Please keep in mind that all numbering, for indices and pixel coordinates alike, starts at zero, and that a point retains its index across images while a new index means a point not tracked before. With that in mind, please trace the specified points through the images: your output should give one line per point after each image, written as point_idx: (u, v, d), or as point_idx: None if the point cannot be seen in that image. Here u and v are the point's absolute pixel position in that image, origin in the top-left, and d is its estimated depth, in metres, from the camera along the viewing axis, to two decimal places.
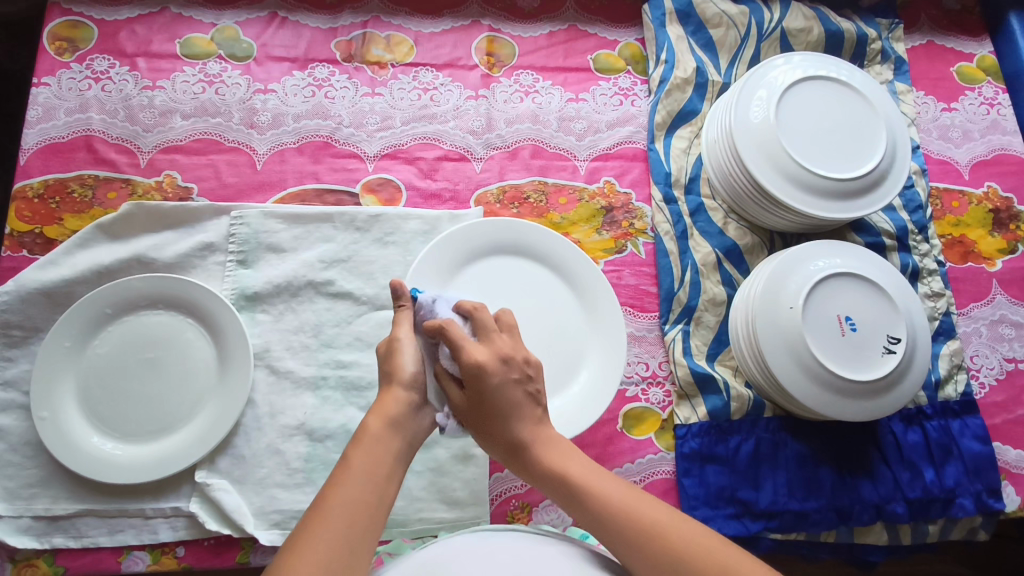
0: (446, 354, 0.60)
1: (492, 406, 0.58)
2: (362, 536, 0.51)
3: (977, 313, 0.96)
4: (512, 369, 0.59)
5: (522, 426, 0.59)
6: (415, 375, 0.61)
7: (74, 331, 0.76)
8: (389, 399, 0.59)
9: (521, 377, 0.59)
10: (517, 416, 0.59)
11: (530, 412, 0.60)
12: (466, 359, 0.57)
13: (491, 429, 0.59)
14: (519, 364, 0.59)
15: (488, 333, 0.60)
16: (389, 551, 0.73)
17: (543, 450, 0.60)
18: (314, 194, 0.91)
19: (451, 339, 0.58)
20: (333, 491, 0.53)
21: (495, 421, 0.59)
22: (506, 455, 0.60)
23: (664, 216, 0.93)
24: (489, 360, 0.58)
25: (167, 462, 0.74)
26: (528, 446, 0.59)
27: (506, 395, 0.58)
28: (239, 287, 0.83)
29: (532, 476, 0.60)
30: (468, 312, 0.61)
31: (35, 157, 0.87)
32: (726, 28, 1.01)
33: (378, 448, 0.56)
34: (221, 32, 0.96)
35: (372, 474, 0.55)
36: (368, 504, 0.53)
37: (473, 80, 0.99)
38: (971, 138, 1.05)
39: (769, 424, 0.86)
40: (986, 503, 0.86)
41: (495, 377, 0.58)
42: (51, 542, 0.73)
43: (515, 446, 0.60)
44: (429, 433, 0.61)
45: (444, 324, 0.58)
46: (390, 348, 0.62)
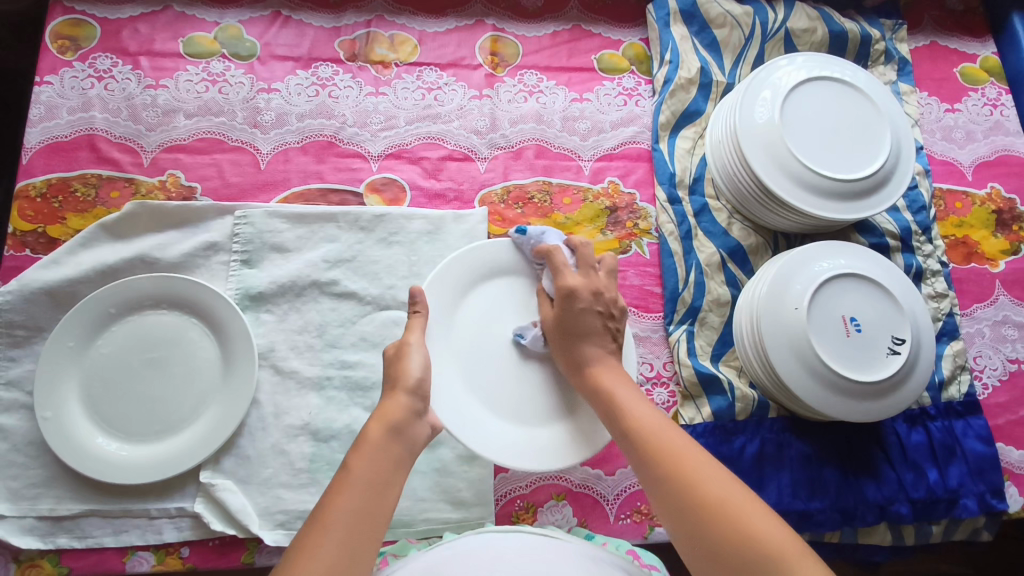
0: (548, 280, 0.78)
1: (574, 321, 0.73)
2: (366, 537, 0.52)
3: (980, 314, 0.96)
4: (598, 302, 0.74)
5: (591, 347, 0.72)
6: (419, 379, 0.65)
7: (78, 331, 0.76)
8: (392, 405, 0.62)
9: (604, 311, 0.74)
10: (590, 336, 0.73)
11: (603, 340, 0.73)
12: (564, 280, 0.74)
13: (567, 342, 0.73)
14: (606, 301, 0.74)
15: (588, 266, 0.76)
16: (395, 552, 0.71)
17: (605, 371, 0.71)
18: (318, 193, 0.90)
19: (555, 263, 0.76)
20: (335, 495, 0.54)
21: (572, 336, 0.73)
22: (571, 369, 0.73)
23: (668, 217, 0.93)
24: (581, 287, 0.74)
25: (172, 463, 0.74)
26: (596, 364, 0.71)
27: (588, 317, 0.73)
28: (243, 286, 0.83)
29: (596, 395, 0.69)
30: (575, 246, 0.77)
31: (38, 156, 0.86)
32: (730, 28, 1.01)
33: (378, 455, 0.57)
34: (225, 30, 0.95)
35: (373, 477, 0.56)
36: (370, 505, 0.54)
37: (477, 79, 0.98)
38: (974, 139, 1.06)
39: (773, 424, 0.86)
40: (989, 504, 0.86)
41: (582, 300, 0.73)
42: (55, 542, 0.73)
43: (583, 362, 0.72)
44: (431, 438, 0.65)
45: (552, 249, 0.76)
46: (399, 352, 0.68)
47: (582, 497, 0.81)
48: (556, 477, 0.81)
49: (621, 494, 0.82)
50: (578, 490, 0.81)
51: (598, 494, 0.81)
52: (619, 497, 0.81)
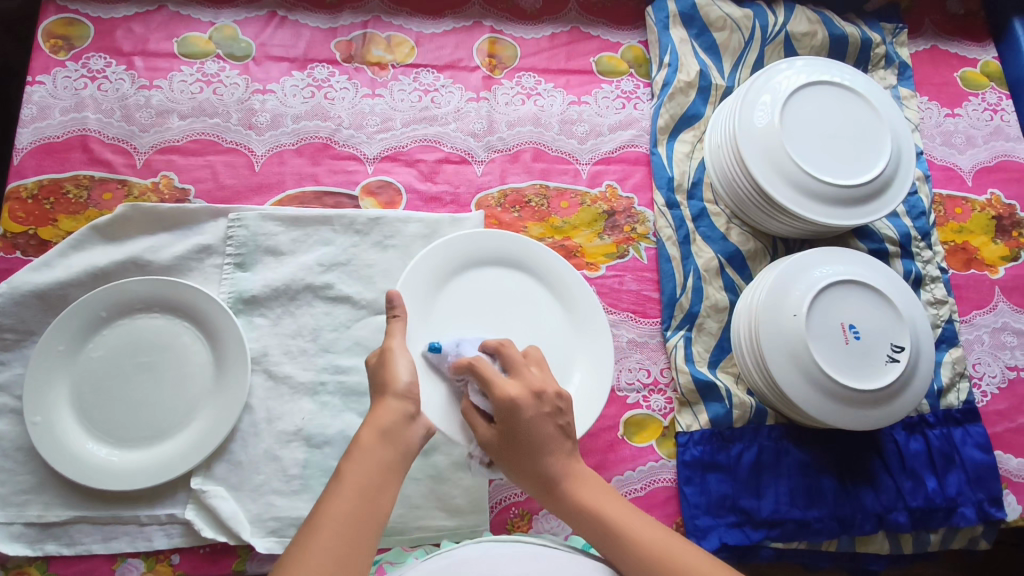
0: (478, 394, 0.64)
1: (527, 439, 0.59)
2: (355, 552, 0.50)
3: (980, 321, 0.96)
4: (544, 403, 0.61)
5: (551, 462, 0.60)
6: (409, 384, 0.61)
7: (68, 334, 0.75)
8: (382, 410, 0.59)
9: (552, 411, 0.61)
10: (546, 451, 0.60)
11: (560, 445, 0.61)
12: (499, 393, 0.59)
13: (523, 464, 0.60)
14: (550, 398, 0.61)
15: (517, 368, 0.63)
16: (391, 559, 0.71)
17: (581, 487, 0.61)
18: (313, 196, 0.89)
19: (482, 376, 0.61)
20: (324, 508, 0.52)
21: (530, 458, 0.60)
22: (544, 495, 0.61)
23: (666, 221, 0.92)
24: (522, 395, 0.60)
25: (162, 469, 0.73)
26: (567, 481, 0.61)
27: (539, 427, 0.60)
28: (236, 290, 0.82)
29: (584, 524, 0.60)
30: (495, 350, 0.65)
31: (30, 157, 0.85)
32: (729, 31, 1.00)
33: (368, 462, 0.55)
34: (220, 30, 0.94)
35: (363, 487, 0.53)
36: (358, 516, 0.52)
37: (474, 81, 0.98)
38: (974, 145, 1.05)
39: (771, 432, 0.85)
40: (987, 512, 0.85)
41: (527, 410, 0.59)
42: (43, 549, 0.72)
43: (550, 481, 0.60)
44: (428, 439, 0.61)
45: (474, 361, 0.62)
46: (381, 359, 0.62)
47: None
48: None
49: None
50: None
51: None
52: None
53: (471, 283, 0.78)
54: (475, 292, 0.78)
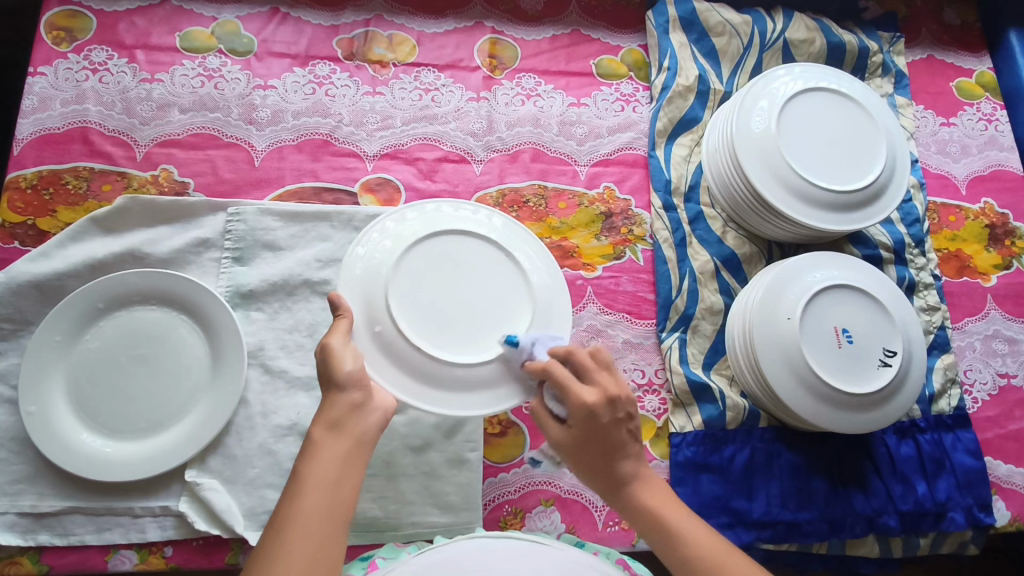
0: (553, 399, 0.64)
1: (599, 441, 0.61)
2: (320, 544, 0.49)
3: (971, 328, 0.96)
4: (618, 409, 0.60)
5: (629, 465, 0.62)
6: (352, 373, 0.58)
7: (65, 325, 0.75)
8: (329, 404, 0.57)
9: (626, 417, 0.61)
10: (624, 453, 0.61)
11: (632, 451, 0.62)
12: (576, 402, 0.60)
13: (597, 464, 0.62)
14: (625, 404, 0.61)
15: (590, 373, 0.62)
16: (383, 555, 0.68)
17: (648, 495, 0.61)
18: (312, 192, 0.90)
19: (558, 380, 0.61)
20: (287, 508, 0.51)
21: (603, 459, 0.61)
22: (607, 492, 0.62)
23: (663, 223, 0.93)
24: (596, 400, 0.60)
25: (157, 461, 0.73)
26: (633, 485, 0.61)
27: (612, 434, 0.61)
28: (234, 284, 0.82)
29: (644, 525, 0.60)
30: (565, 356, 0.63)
31: (30, 147, 0.86)
32: (729, 36, 1.01)
33: (323, 457, 0.54)
34: (222, 26, 0.95)
35: (320, 481, 0.52)
36: (318, 510, 0.51)
37: (475, 81, 0.98)
38: (969, 153, 1.06)
39: (764, 434, 0.86)
40: (977, 517, 0.86)
41: (603, 414, 0.60)
42: (35, 539, 0.72)
43: (618, 484, 0.61)
44: (385, 423, 0.58)
45: (550, 366, 0.62)
46: (325, 351, 0.60)
47: (570, 503, 0.81)
48: (546, 483, 0.81)
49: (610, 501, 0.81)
50: (567, 497, 0.81)
51: (587, 501, 0.81)
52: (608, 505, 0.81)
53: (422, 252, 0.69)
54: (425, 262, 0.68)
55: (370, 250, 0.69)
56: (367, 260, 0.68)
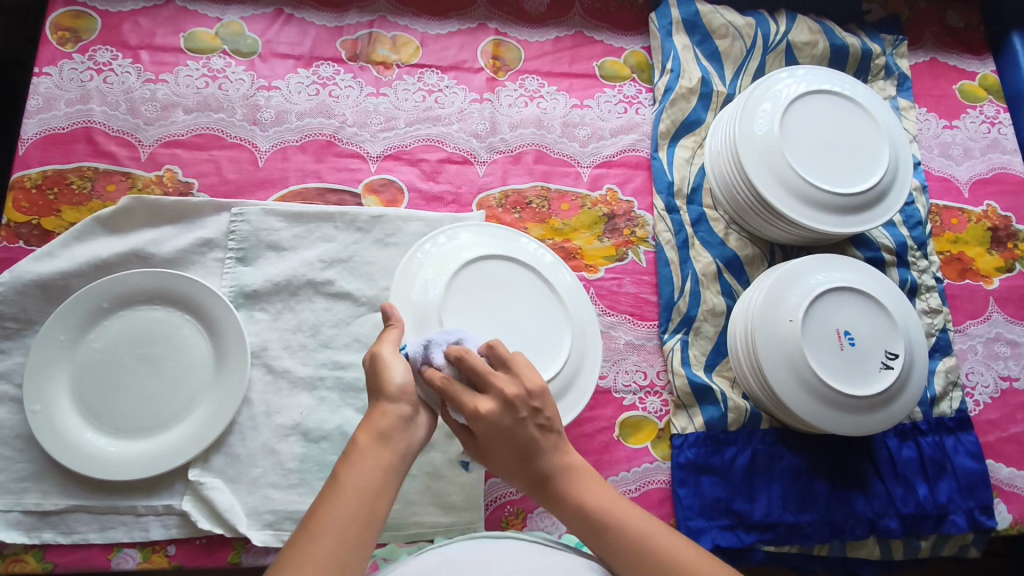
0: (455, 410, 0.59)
1: (509, 445, 0.58)
2: (352, 552, 0.48)
3: (974, 331, 0.96)
4: (520, 409, 0.57)
5: (550, 459, 0.59)
6: (402, 385, 0.57)
7: (69, 324, 0.75)
8: (375, 414, 0.56)
9: (530, 412, 0.57)
10: (535, 451, 0.58)
11: (548, 445, 0.59)
12: (471, 413, 0.56)
13: (516, 465, 0.59)
14: (525, 401, 0.57)
15: (484, 377, 0.57)
16: (386, 556, 0.70)
17: (575, 484, 0.59)
18: (316, 192, 0.90)
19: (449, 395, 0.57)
20: (325, 508, 0.50)
21: (517, 460, 0.59)
22: (533, 489, 0.60)
23: (666, 225, 0.93)
24: (492, 407, 0.56)
25: (161, 460, 0.73)
26: (559, 478, 0.59)
27: (519, 435, 0.57)
28: (237, 284, 0.82)
29: (575, 517, 0.59)
30: (457, 358, 0.58)
31: (35, 147, 0.86)
32: (732, 39, 1.01)
33: (365, 463, 0.52)
34: (227, 26, 0.95)
35: (360, 487, 0.51)
36: (355, 517, 0.50)
37: (478, 83, 0.98)
38: (971, 156, 1.06)
39: (765, 436, 0.86)
40: (978, 520, 0.86)
41: (504, 419, 0.56)
42: (39, 537, 0.72)
43: (544, 480, 0.59)
44: (429, 438, 0.59)
45: (437, 379, 0.57)
46: (375, 363, 0.59)
47: None
48: None
49: None
50: None
51: None
52: None
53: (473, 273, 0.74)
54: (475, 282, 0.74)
55: (426, 269, 0.74)
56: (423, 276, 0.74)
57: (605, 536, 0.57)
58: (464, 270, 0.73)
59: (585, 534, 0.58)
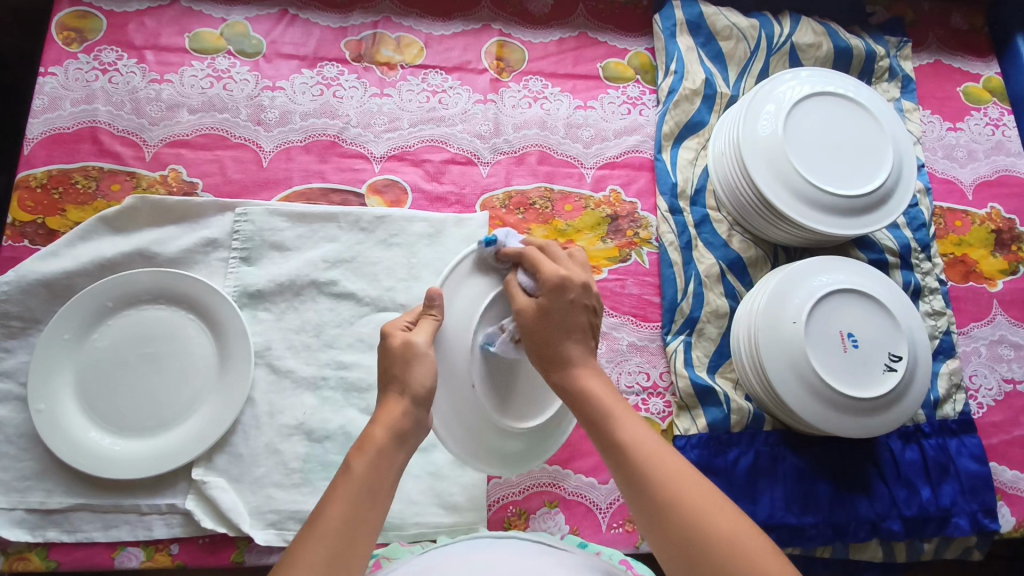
0: (525, 275, 0.66)
1: (562, 316, 0.63)
2: (358, 549, 0.49)
3: (977, 333, 0.96)
4: (587, 296, 0.65)
5: (581, 349, 0.64)
6: (426, 389, 0.59)
7: (74, 323, 0.75)
8: (391, 414, 0.57)
9: (590, 306, 0.65)
10: (579, 335, 0.64)
11: (585, 339, 0.65)
12: (550, 271, 0.64)
13: (552, 342, 0.63)
14: (592, 293, 0.66)
15: (562, 259, 0.67)
16: (389, 554, 0.69)
17: (590, 377, 0.63)
18: (320, 193, 0.90)
19: (534, 257, 0.65)
20: (338, 505, 0.51)
21: (559, 336, 0.63)
22: (554, 374, 0.64)
23: (669, 227, 0.93)
24: (570, 277, 0.65)
25: (166, 459, 0.74)
26: (579, 367, 0.63)
27: (574, 316, 0.64)
28: (241, 284, 0.83)
29: (581, 405, 0.62)
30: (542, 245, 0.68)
31: (40, 147, 0.86)
32: (735, 40, 1.01)
33: (378, 462, 0.54)
34: (231, 27, 0.95)
35: (371, 486, 0.53)
36: (366, 516, 0.51)
37: (482, 84, 0.99)
38: (975, 159, 1.06)
39: (768, 438, 0.86)
40: (981, 523, 0.86)
41: (572, 291, 0.64)
42: (43, 536, 0.73)
43: (565, 364, 0.63)
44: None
45: (529, 248, 0.67)
46: (409, 351, 0.59)
47: (574, 505, 0.81)
48: (550, 485, 0.81)
49: (614, 503, 0.82)
50: (571, 499, 0.81)
51: (591, 502, 0.81)
52: (612, 507, 0.82)
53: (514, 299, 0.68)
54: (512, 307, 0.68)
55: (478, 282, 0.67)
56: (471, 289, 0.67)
57: (602, 427, 0.59)
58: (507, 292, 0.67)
59: (587, 423, 0.61)
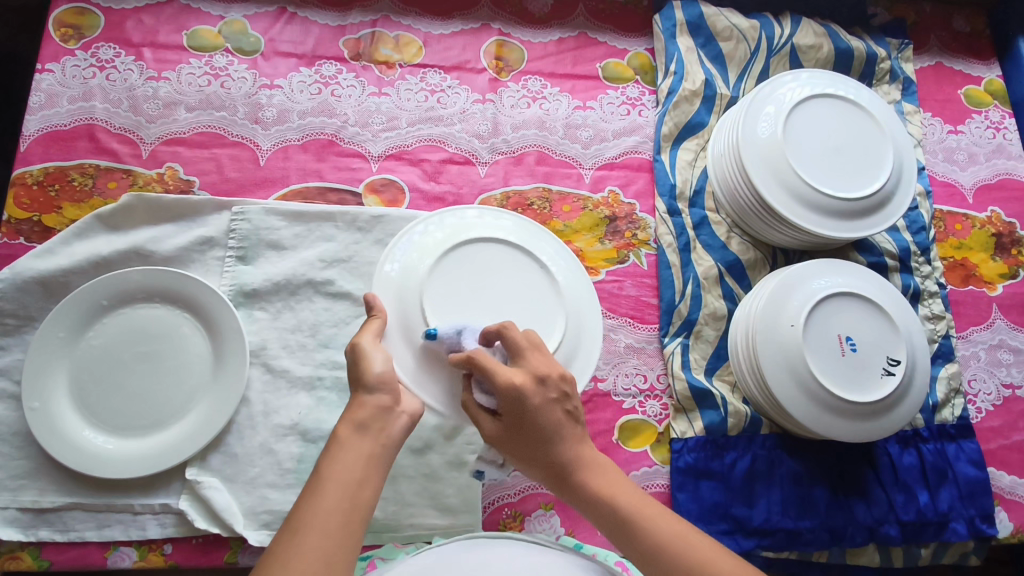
0: (481, 392, 0.60)
1: (535, 427, 0.58)
2: (339, 546, 0.49)
3: (976, 337, 0.96)
4: (550, 388, 0.58)
5: (558, 449, 0.59)
6: (382, 375, 0.58)
7: (68, 322, 0.75)
8: (356, 406, 0.57)
9: (559, 396, 0.59)
10: (557, 437, 0.59)
11: (566, 432, 0.60)
12: (503, 383, 0.57)
13: (532, 453, 0.59)
14: (556, 382, 0.59)
15: (521, 352, 0.60)
16: (383, 556, 0.69)
17: (580, 468, 0.60)
18: (317, 192, 0.90)
19: (481, 366, 0.58)
20: (307, 504, 0.50)
21: (537, 447, 0.59)
22: (542, 477, 0.61)
23: (667, 228, 0.93)
24: (527, 379, 0.57)
25: (159, 457, 0.73)
26: (578, 470, 0.60)
27: (545, 417, 0.58)
28: (237, 283, 0.82)
29: (597, 514, 0.59)
30: (500, 333, 0.61)
31: (36, 144, 0.86)
32: (736, 41, 1.01)
33: (347, 457, 0.54)
34: (230, 25, 0.95)
35: (343, 481, 0.52)
36: (339, 512, 0.50)
37: (480, 83, 0.98)
38: (976, 162, 1.05)
39: (765, 441, 0.86)
40: (979, 528, 0.86)
41: (532, 398, 0.57)
42: (36, 535, 0.72)
43: (563, 470, 0.60)
44: (411, 426, 0.59)
45: (471, 354, 0.58)
46: (354, 354, 0.60)
47: (570, 507, 0.81)
48: (545, 487, 0.81)
49: None
50: (567, 501, 0.81)
51: None
52: None
53: (453, 267, 0.68)
54: (460, 276, 0.68)
55: (401, 276, 0.68)
56: (406, 271, 0.69)
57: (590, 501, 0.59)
58: (444, 260, 0.68)
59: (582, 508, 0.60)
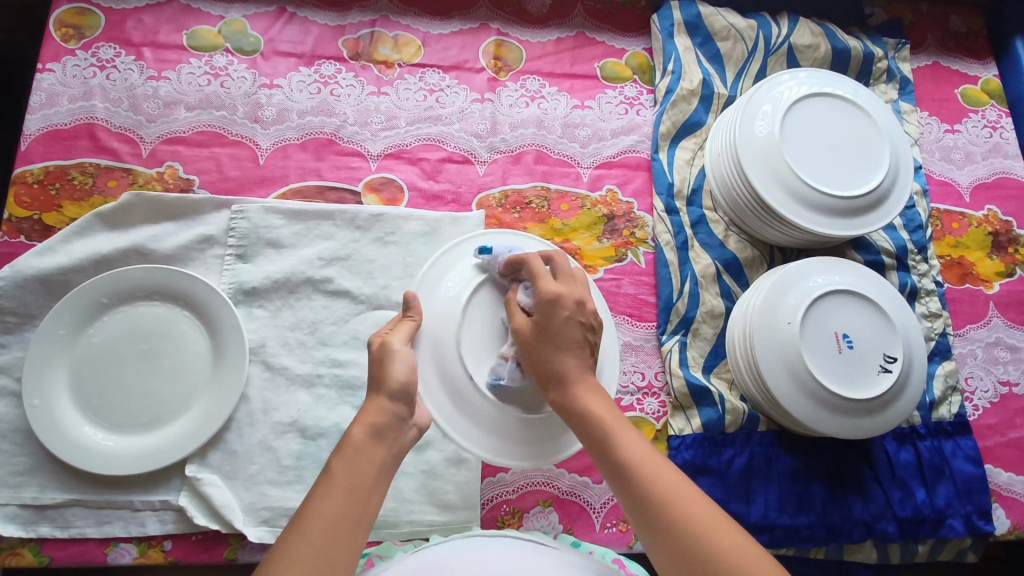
0: (524, 291, 0.66)
1: (555, 333, 0.61)
2: (343, 547, 0.49)
3: (973, 335, 0.96)
4: (583, 312, 0.63)
5: (571, 363, 0.62)
6: (404, 383, 0.60)
7: (68, 319, 0.75)
8: (374, 409, 0.58)
9: (587, 324, 0.63)
10: (575, 351, 0.62)
11: (584, 356, 0.63)
12: (545, 287, 0.62)
13: (546, 353, 0.62)
14: (589, 312, 0.64)
15: (564, 275, 0.65)
16: (380, 553, 0.69)
17: (589, 394, 0.61)
18: (316, 190, 0.90)
19: (533, 269, 0.64)
20: (316, 502, 0.51)
21: (552, 352, 0.62)
22: (548, 386, 0.62)
23: (665, 226, 0.93)
24: (565, 293, 0.63)
25: (158, 454, 0.74)
26: (580, 386, 0.61)
27: (567, 332, 0.62)
28: (237, 281, 0.83)
29: (583, 427, 0.60)
30: (551, 257, 0.67)
31: (36, 143, 0.86)
32: (733, 41, 1.01)
33: (358, 460, 0.54)
34: (230, 25, 0.96)
35: (353, 483, 0.53)
36: (346, 514, 0.51)
37: (479, 83, 0.99)
38: (973, 161, 1.06)
39: (763, 438, 0.86)
40: (976, 525, 0.86)
41: (566, 308, 0.62)
42: (36, 531, 0.73)
43: (565, 383, 0.61)
44: (418, 439, 0.62)
45: (528, 256, 0.65)
46: (381, 356, 0.61)
47: (568, 504, 0.81)
48: (544, 484, 0.81)
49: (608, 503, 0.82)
50: (565, 498, 0.81)
51: (585, 502, 0.81)
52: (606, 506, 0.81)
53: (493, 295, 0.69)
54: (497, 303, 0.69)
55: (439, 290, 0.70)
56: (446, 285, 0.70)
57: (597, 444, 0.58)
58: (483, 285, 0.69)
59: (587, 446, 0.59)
